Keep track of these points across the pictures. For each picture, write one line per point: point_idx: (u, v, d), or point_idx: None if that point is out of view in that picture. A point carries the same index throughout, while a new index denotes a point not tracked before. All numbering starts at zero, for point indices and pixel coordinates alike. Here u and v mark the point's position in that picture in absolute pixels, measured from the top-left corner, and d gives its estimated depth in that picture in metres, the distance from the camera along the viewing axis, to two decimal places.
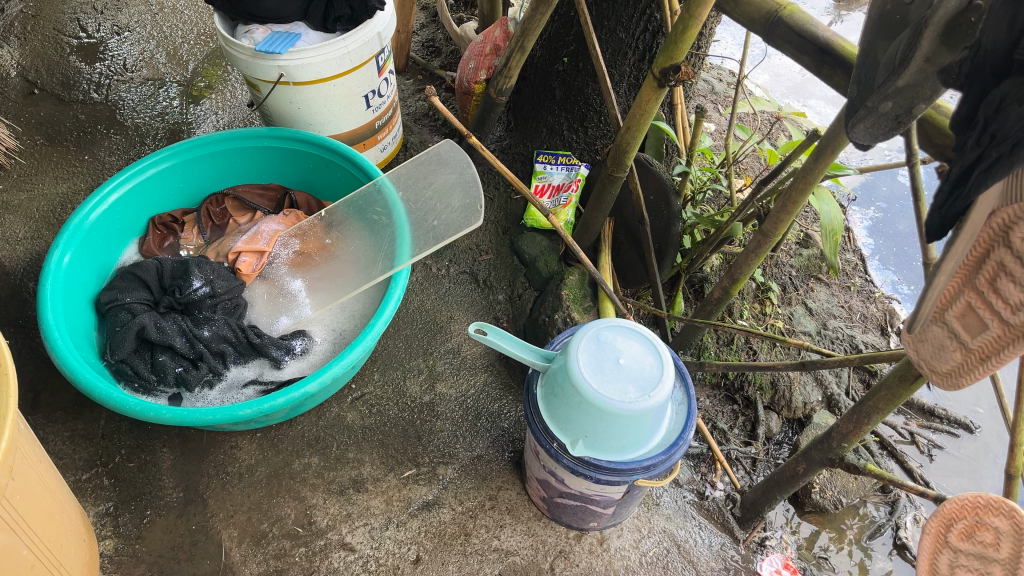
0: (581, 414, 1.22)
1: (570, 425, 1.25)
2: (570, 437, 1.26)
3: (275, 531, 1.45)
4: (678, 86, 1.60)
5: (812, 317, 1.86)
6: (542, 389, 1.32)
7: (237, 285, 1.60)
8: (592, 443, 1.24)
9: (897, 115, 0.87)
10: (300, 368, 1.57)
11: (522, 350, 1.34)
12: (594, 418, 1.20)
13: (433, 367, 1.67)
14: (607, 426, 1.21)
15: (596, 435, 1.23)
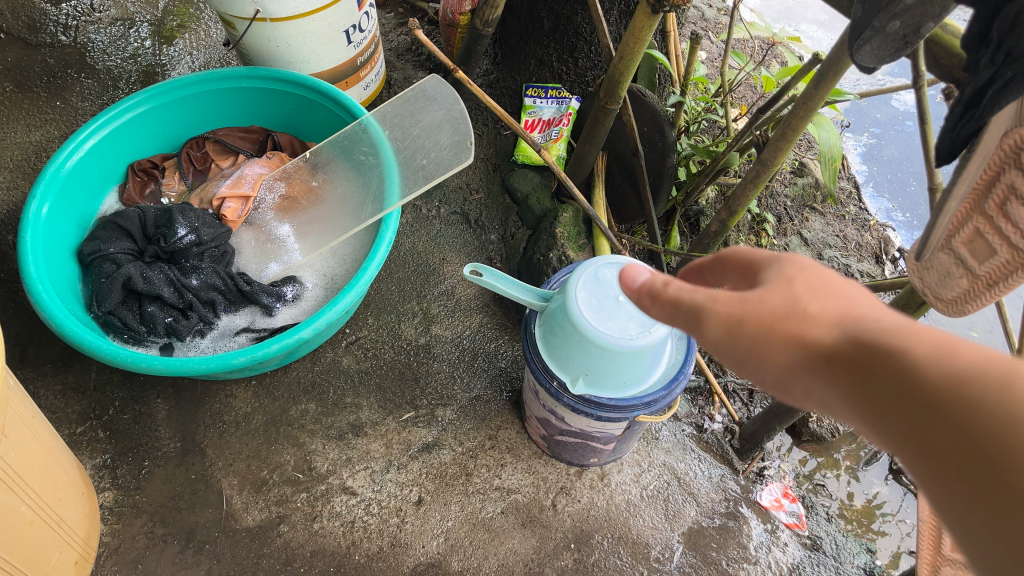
0: (580, 352, 1.20)
1: (569, 363, 1.23)
2: (569, 375, 1.25)
3: (275, 478, 1.45)
4: (670, 12, 1.54)
5: (807, 248, 1.85)
6: (540, 329, 1.30)
7: (223, 232, 1.57)
8: (592, 380, 1.23)
9: (905, 35, 0.84)
10: (293, 315, 1.55)
11: (519, 290, 1.31)
12: (593, 356, 1.19)
13: (427, 310, 1.64)
14: (607, 363, 1.19)
15: (596, 373, 1.22)
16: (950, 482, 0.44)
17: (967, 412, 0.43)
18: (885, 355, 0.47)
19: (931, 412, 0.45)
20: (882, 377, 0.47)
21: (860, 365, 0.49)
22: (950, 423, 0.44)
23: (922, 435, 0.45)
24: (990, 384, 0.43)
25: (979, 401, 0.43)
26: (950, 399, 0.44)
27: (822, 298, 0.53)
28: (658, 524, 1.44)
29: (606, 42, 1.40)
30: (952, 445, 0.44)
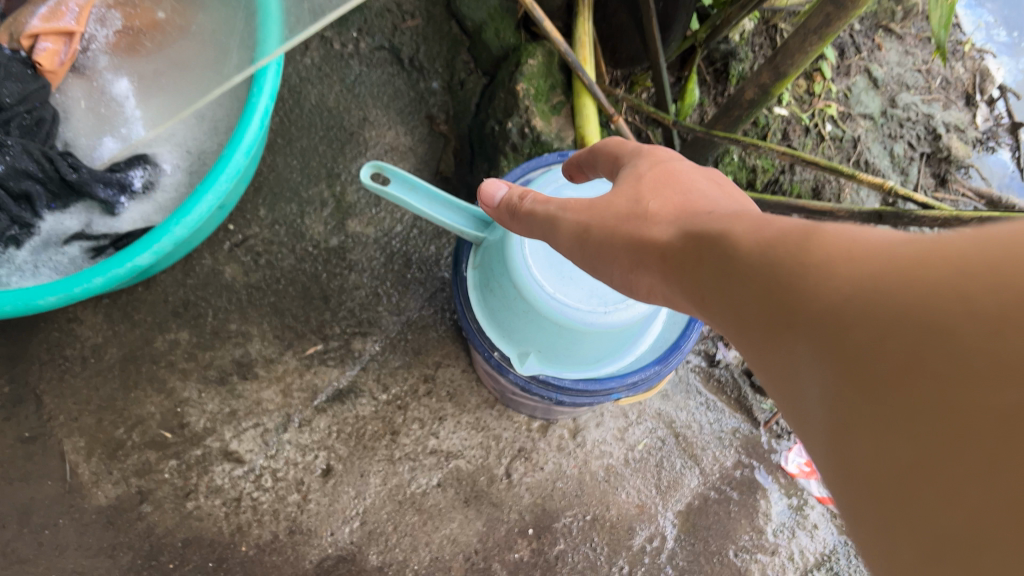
0: (529, 319, 0.81)
1: (515, 331, 0.84)
2: (516, 347, 0.86)
3: (135, 440, 1.08)
4: None
5: (877, 93, 1.35)
6: (476, 274, 0.90)
7: (37, 92, 1.05)
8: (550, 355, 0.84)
9: None
10: (145, 213, 1.11)
11: (456, 216, 0.90)
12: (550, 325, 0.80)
13: (342, 198, 1.20)
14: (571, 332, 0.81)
15: (555, 345, 0.83)
16: (776, 360, 0.41)
17: (764, 272, 0.43)
18: (708, 246, 0.50)
19: (737, 279, 0.45)
20: (707, 267, 0.49)
21: (689, 260, 0.52)
22: (736, 273, 0.46)
23: (755, 314, 0.43)
24: (780, 242, 0.43)
25: (773, 267, 0.42)
26: (747, 261, 0.45)
27: (660, 199, 0.61)
28: (646, 499, 1.08)
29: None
30: (764, 314, 0.42)
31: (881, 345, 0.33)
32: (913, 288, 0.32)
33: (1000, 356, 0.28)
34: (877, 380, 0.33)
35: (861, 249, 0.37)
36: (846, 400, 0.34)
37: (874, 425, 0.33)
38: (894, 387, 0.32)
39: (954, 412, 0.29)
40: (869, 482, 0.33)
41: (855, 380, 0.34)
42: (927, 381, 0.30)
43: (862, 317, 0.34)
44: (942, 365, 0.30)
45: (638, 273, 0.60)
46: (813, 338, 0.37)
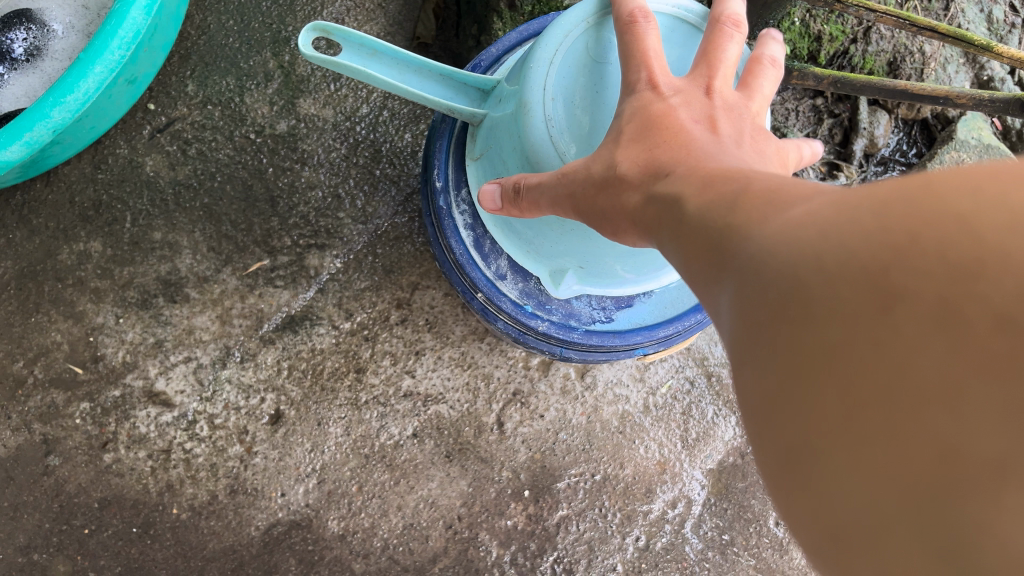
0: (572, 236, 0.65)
1: (545, 243, 0.68)
2: (544, 259, 0.71)
3: (38, 377, 0.87)
4: None
5: None
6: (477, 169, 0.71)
7: None
8: (589, 269, 0.69)
9: None
10: (31, 86, 0.84)
11: (463, 92, 0.70)
12: (594, 243, 0.64)
13: (292, 70, 0.95)
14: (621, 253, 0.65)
15: (597, 262, 0.67)
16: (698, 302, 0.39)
17: (693, 229, 0.39)
18: (664, 203, 0.45)
19: (676, 231, 0.41)
20: (660, 224, 0.45)
21: (648, 218, 0.47)
22: (678, 222, 0.42)
23: (681, 262, 0.41)
24: (713, 195, 0.40)
25: (703, 215, 0.39)
26: (680, 208, 0.42)
27: (631, 157, 0.51)
28: (671, 455, 0.91)
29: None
30: (690, 258, 0.39)
31: (768, 304, 0.30)
32: (800, 245, 0.30)
33: (857, 322, 0.26)
34: (762, 333, 0.31)
35: (782, 198, 0.35)
36: (741, 356, 0.32)
37: (757, 380, 0.31)
38: (769, 339, 0.30)
39: (813, 371, 0.28)
40: (755, 429, 0.32)
41: (744, 336, 0.32)
42: (796, 335, 0.29)
43: (755, 272, 0.32)
44: (811, 323, 0.28)
45: (624, 237, 0.53)
46: (721, 287, 0.35)
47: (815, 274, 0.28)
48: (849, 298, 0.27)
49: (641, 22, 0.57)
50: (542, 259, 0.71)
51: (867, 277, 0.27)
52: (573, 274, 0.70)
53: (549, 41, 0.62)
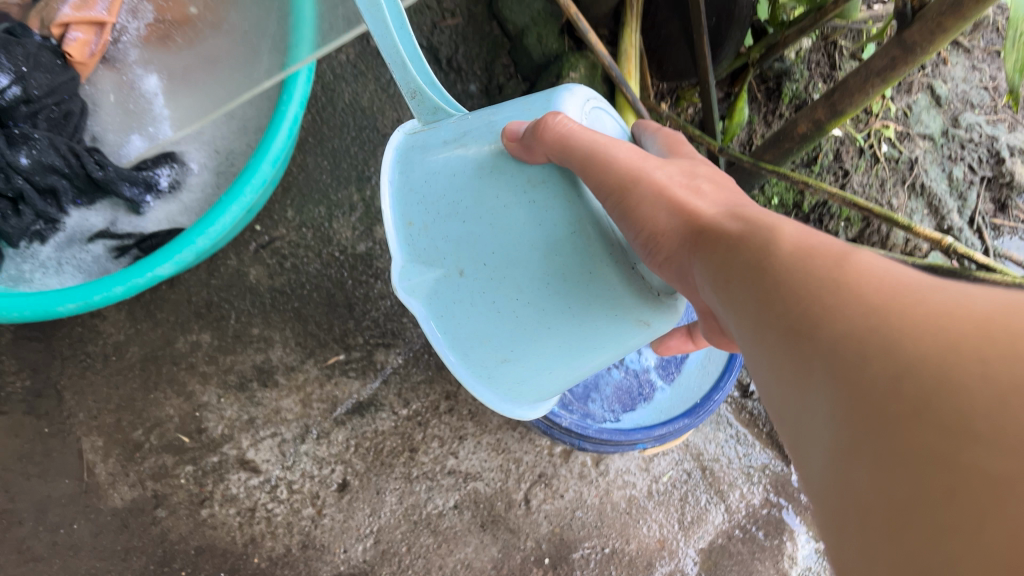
0: (507, 211, 0.62)
1: (461, 228, 0.64)
2: (434, 262, 0.67)
3: (152, 443, 1.07)
4: None
5: (939, 112, 1.28)
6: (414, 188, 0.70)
7: (68, 82, 1.04)
8: (466, 274, 0.65)
9: None
10: (170, 214, 1.11)
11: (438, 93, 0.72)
12: (518, 219, 0.61)
13: (372, 201, 1.17)
14: (526, 255, 0.61)
15: (494, 257, 0.62)
16: (776, 359, 0.42)
17: (805, 296, 0.41)
18: (745, 241, 0.49)
19: (773, 290, 0.44)
20: (742, 279, 0.47)
21: (724, 259, 0.50)
22: (757, 277, 0.46)
23: (760, 319, 0.44)
24: (822, 266, 0.41)
25: (800, 274, 0.42)
26: (777, 272, 0.44)
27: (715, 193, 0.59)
28: (669, 534, 1.09)
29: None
30: (777, 318, 0.42)
31: (886, 356, 0.34)
32: (927, 313, 0.34)
33: (988, 368, 0.30)
34: (870, 379, 0.34)
35: (895, 285, 0.37)
36: (840, 399, 0.35)
37: (859, 417, 0.34)
38: (869, 376, 0.34)
39: (930, 405, 0.31)
40: (844, 465, 0.34)
41: (847, 384, 0.35)
42: (913, 381, 0.32)
43: (871, 328, 0.36)
44: (929, 375, 0.32)
45: (661, 218, 0.56)
46: (820, 342, 0.38)
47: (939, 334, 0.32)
48: (980, 353, 0.31)
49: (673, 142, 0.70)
50: (435, 234, 0.67)
51: (983, 353, 0.31)
52: (457, 271, 0.65)
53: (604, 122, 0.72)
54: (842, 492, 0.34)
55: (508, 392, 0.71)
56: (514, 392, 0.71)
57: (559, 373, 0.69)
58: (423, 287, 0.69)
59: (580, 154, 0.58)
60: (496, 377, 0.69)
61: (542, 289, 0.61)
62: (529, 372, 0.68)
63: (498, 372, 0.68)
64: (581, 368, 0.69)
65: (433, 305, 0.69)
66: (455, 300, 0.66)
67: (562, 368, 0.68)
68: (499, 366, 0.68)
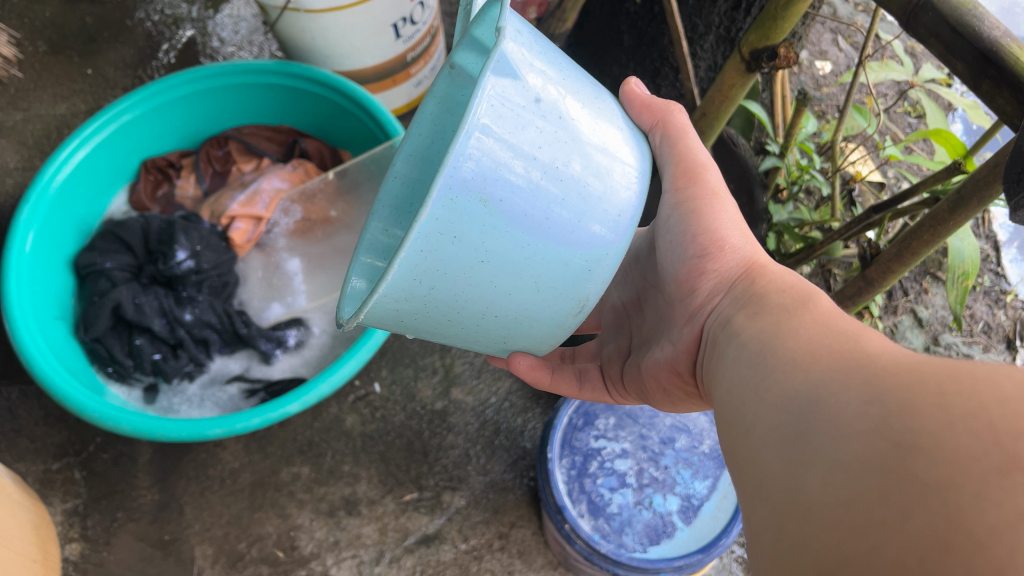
0: (596, 121, 0.59)
1: (554, 72, 0.56)
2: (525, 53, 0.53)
3: (252, 554, 1.28)
4: (781, 68, 1.26)
5: (921, 331, 1.55)
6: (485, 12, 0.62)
7: (227, 259, 1.40)
8: (541, 113, 0.53)
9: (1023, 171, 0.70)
10: (292, 366, 1.38)
11: None
12: (604, 137, 0.59)
13: (450, 368, 1.44)
14: (585, 165, 0.57)
15: (568, 128, 0.56)
16: (771, 387, 0.51)
17: (824, 353, 0.49)
18: (797, 300, 0.60)
19: (803, 342, 0.53)
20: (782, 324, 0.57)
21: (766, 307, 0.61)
22: (782, 317, 0.59)
23: (761, 350, 0.56)
24: (836, 336, 0.51)
25: (820, 335, 0.52)
26: (804, 335, 0.54)
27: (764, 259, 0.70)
28: None
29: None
30: (786, 355, 0.53)
31: (872, 381, 0.42)
32: (904, 363, 0.43)
33: (945, 400, 0.37)
34: (850, 397, 0.43)
35: (893, 348, 0.47)
36: (831, 407, 0.44)
37: (844, 420, 0.42)
38: (845, 399, 0.43)
39: (892, 422, 0.39)
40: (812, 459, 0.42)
41: (833, 403, 0.44)
42: (878, 405, 0.40)
43: (862, 364, 0.45)
44: (899, 396, 0.39)
45: (727, 243, 0.69)
46: (819, 372, 0.48)
47: (914, 373, 0.40)
48: (942, 389, 0.38)
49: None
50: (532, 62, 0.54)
51: (943, 388, 0.38)
52: (531, 90, 0.53)
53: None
54: (792, 499, 0.43)
55: (428, 242, 0.52)
56: (432, 243, 0.52)
57: (473, 272, 0.56)
58: (502, 71, 0.50)
59: (691, 147, 0.70)
60: (448, 211, 0.51)
61: (574, 204, 0.57)
62: (476, 241, 0.54)
63: (460, 207, 0.51)
64: (469, 295, 0.59)
65: (490, 112, 0.50)
66: (500, 129, 0.50)
67: (491, 266, 0.56)
68: (468, 207, 0.51)
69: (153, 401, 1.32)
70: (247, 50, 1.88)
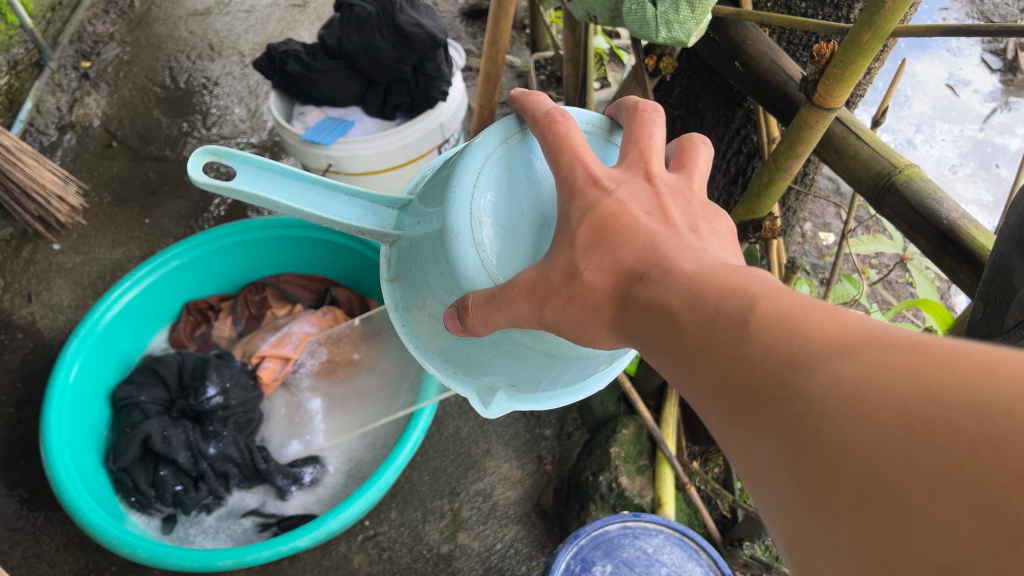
0: (506, 349, 0.71)
1: (474, 362, 0.75)
2: (475, 378, 0.77)
3: None
4: (778, 237, 1.36)
5: None
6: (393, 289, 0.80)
7: (254, 397, 1.49)
8: (521, 383, 0.76)
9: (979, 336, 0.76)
10: (306, 502, 1.44)
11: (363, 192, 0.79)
12: (519, 349, 0.70)
13: (457, 512, 1.47)
14: (542, 362, 0.71)
15: (523, 373, 0.74)
16: (722, 439, 0.36)
17: (738, 383, 0.34)
18: (674, 311, 0.41)
19: (710, 372, 0.37)
20: (681, 353, 0.40)
21: (657, 333, 0.43)
22: (677, 350, 0.40)
23: (689, 391, 0.40)
24: (732, 346, 0.36)
25: (724, 351, 0.36)
26: (711, 362, 0.37)
27: (592, 258, 0.52)
28: None
29: (764, 147, 1.18)
30: (711, 398, 0.37)
31: (820, 444, 0.29)
32: (842, 396, 0.28)
33: (914, 458, 0.25)
34: (812, 468, 0.29)
35: (804, 339, 0.32)
36: (783, 479, 0.31)
37: (805, 503, 0.29)
38: (812, 466, 0.29)
39: (870, 497, 0.27)
40: (798, 551, 0.30)
41: (781, 471, 0.31)
42: (842, 473, 0.28)
43: (805, 413, 0.30)
44: (857, 460, 0.27)
45: (597, 344, 0.55)
46: (759, 427, 0.32)
47: (862, 425, 0.27)
48: (900, 442, 0.26)
49: (559, 120, 0.62)
50: (477, 374, 0.76)
51: (912, 436, 0.26)
52: (507, 385, 0.77)
53: (470, 166, 0.68)
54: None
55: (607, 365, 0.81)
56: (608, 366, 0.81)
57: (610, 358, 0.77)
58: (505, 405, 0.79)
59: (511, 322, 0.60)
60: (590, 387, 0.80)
61: (572, 363, 0.71)
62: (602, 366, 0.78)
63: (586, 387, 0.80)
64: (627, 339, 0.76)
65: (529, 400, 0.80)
66: (537, 395, 0.79)
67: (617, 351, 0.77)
68: (586, 379, 0.79)
69: (170, 531, 1.37)
70: None
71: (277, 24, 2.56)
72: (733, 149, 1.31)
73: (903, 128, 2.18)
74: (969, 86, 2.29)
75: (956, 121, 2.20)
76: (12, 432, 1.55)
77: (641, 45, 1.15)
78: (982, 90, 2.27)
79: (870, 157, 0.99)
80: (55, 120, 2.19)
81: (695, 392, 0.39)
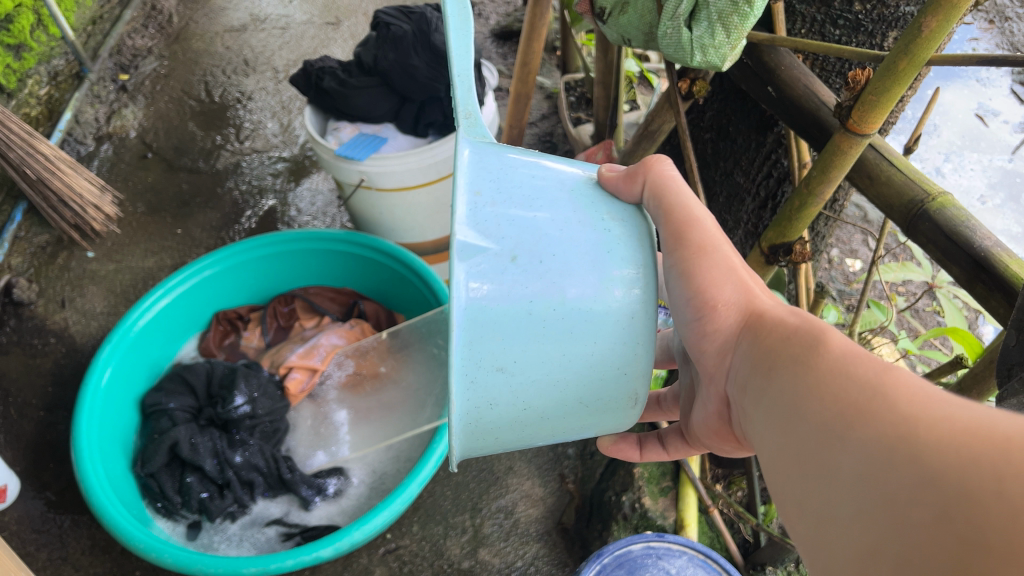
0: (582, 229, 0.53)
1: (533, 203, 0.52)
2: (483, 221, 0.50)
3: None
4: (809, 262, 1.35)
5: None
6: None
7: (281, 407, 1.51)
8: (521, 273, 0.50)
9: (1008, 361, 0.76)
10: (330, 513, 1.44)
11: None
12: (603, 240, 0.54)
13: (479, 528, 1.48)
14: (589, 274, 0.52)
15: (553, 260, 0.51)
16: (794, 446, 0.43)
17: (830, 400, 0.41)
18: (777, 347, 0.49)
19: (799, 397, 0.44)
20: (776, 383, 0.47)
21: (759, 366, 0.49)
22: (778, 373, 0.47)
23: (773, 410, 0.46)
24: (839, 371, 0.42)
25: (823, 378, 0.43)
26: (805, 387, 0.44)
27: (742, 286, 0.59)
28: None
29: (795, 172, 1.18)
30: (794, 418, 0.43)
31: (890, 446, 0.35)
32: (921, 416, 0.35)
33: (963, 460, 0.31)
34: (896, 479, 0.34)
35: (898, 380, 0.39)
36: (851, 470, 0.37)
37: (865, 489, 0.35)
38: (892, 484, 0.34)
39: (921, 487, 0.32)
40: (845, 532, 0.36)
41: (849, 471, 0.37)
42: (902, 470, 0.34)
43: (901, 434, 0.35)
44: (917, 461, 0.33)
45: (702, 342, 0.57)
46: (838, 436, 0.39)
47: (926, 437, 0.34)
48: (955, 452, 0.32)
49: None
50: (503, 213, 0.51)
51: (962, 447, 0.32)
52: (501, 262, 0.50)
53: None
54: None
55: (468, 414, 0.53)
56: (472, 417, 0.53)
57: (524, 420, 0.55)
58: (468, 254, 0.49)
59: (687, 207, 0.55)
60: (472, 393, 0.52)
61: (599, 331, 0.53)
62: (506, 398, 0.53)
63: (480, 385, 0.51)
64: (534, 429, 0.57)
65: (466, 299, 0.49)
66: (485, 313, 0.49)
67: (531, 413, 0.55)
68: (483, 378, 0.51)
69: (195, 537, 1.38)
70: (321, 219, 2.06)
71: (310, 42, 2.61)
72: (763, 174, 1.31)
73: (931, 156, 2.18)
74: (998, 117, 2.28)
75: (985, 151, 2.19)
76: (43, 436, 1.58)
77: (675, 69, 1.17)
78: (1012, 120, 2.26)
79: (903, 184, 1.00)
80: (93, 130, 2.24)
81: (779, 410, 0.45)
